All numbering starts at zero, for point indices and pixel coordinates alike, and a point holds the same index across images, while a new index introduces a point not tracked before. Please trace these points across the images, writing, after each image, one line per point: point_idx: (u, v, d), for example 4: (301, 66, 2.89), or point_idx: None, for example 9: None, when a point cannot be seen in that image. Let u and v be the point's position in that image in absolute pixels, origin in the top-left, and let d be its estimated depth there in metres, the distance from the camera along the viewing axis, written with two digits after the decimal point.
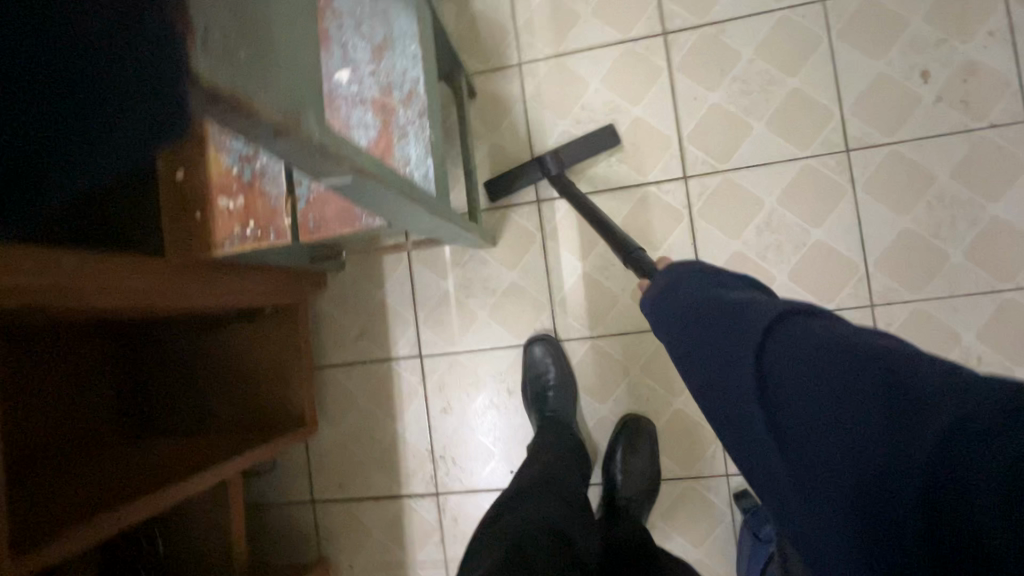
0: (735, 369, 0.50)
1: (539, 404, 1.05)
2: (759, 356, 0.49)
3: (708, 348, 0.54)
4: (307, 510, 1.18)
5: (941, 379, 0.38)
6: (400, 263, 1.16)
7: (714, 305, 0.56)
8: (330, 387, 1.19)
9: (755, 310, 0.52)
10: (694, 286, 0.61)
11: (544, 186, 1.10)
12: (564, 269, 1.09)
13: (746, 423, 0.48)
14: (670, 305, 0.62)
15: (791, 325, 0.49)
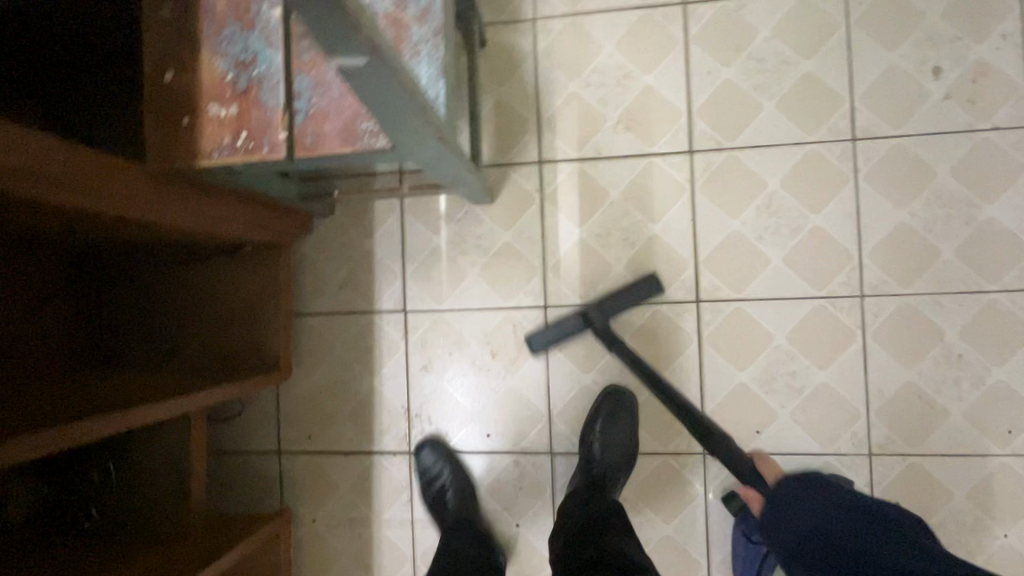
0: (877, 554, 0.75)
1: (434, 496, 1.06)
2: (861, 537, 0.77)
3: (835, 546, 0.78)
4: (272, 459, 1.14)
5: None
6: (391, 212, 1.12)
7: (837, 507, 0.82)
8: (305, 334, 1.14)
9: (858, 511, 0.81)
10: (806, 490, 0.86)
11: (547, 147, 1.07)
12: (560, 233, 1.07)
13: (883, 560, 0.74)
14: (786, 506, 0.85)
15: (880, 529, 0.78)
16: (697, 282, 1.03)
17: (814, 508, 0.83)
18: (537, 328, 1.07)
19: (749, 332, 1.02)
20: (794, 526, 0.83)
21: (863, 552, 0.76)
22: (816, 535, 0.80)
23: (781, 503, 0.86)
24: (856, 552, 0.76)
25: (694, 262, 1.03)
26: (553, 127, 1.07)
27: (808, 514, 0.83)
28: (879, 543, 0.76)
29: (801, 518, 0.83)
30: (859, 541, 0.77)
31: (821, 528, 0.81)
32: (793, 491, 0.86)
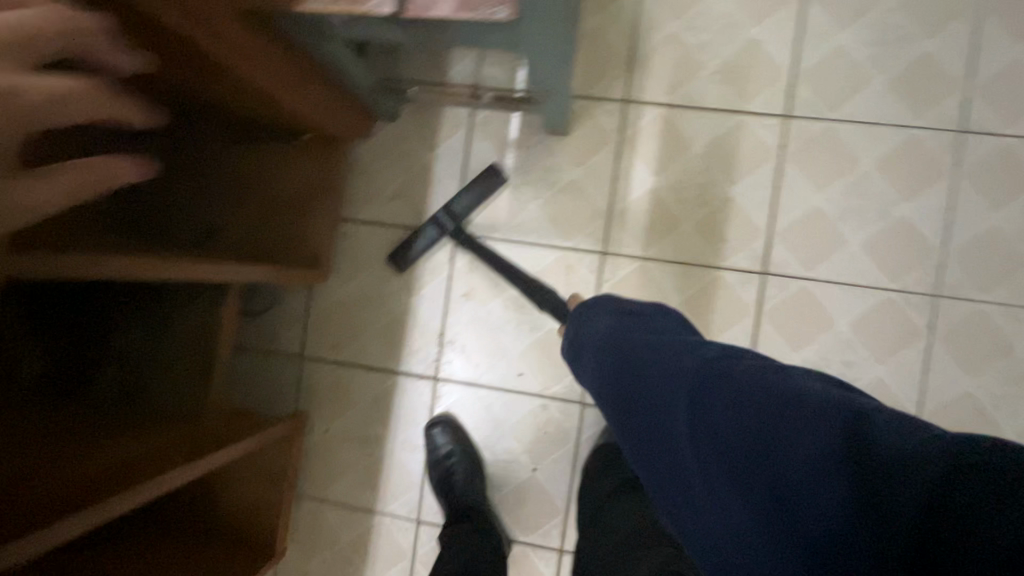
0: (668, 403, 0.56)
1: (444, 479, 1.02)
2: (698, 383, 0.54)
3: (635, 370, 0.60)
4: (293, 362, 1.10)
5: (830, 421, 0.44)
6: (459, 128, 1.06)
7: (642, 332, 0.65)
8: (347, 241, 1.09)
9: (671, 346, 0.60)
10: (618, 316, 0.70)
11: (635, 86, 1.01)
12: (633, 179, 1.01)
13: (685, 413, 0.54)
14: (593, 331, 0.71)
15: (684, 369, 0.56)
16: (767, 254, 0.99)
17: (620, 339, 0.65)
18: (591, 273, 1.02)
19: (810, 313, 0.98)
20: (594, 346, 0.68)
21: (666, 398, 0.56)
22: (606, 372, 0.64)
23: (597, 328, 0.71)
24: (689, 396, 0.54)
25: (768, 233, 0.99)
26: (646, 65, 1.01)
27: (604, 347, 0.66)
28: (711, 388, 0.53)
29: (604, 344, 0.67)
30: (681, 383, 0.55)
31: (612, 344, 0.65)
32: (631, 319, 0.68)
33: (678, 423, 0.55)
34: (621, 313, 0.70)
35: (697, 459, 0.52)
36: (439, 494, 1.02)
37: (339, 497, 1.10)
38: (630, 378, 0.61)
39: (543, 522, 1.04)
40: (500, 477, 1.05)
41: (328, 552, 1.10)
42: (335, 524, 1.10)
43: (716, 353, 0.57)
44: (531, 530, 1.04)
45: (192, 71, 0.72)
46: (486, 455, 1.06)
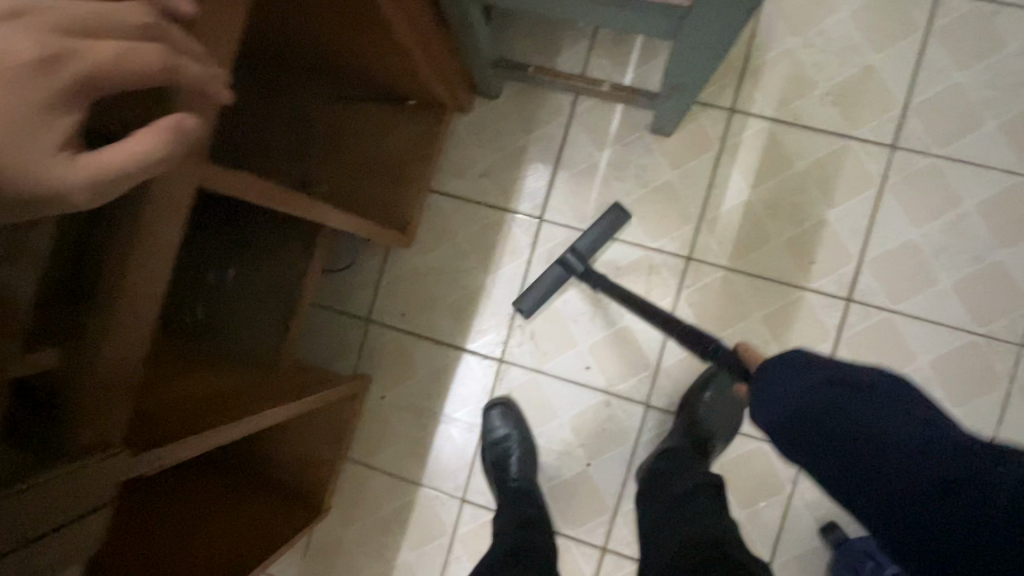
0: (939, 506, 0.52)
1: (497, 461, 1.01)
2: (936, 468, 0.52)
3: (880, 461, 0.55)
4: (359, 325, 1.09)
5: None
6: (559, 115, 1.05)
7: (856, 402, 0.57)
8: (430, 211, 1.08)
9: (890, 420, 0.55)
10: (797, 373, 0.61)
11: (744, 97, 1.01)
12: (729, 188, 1.01)
13: (966, 518, 0.51)
14: (771, 388, 0.63)
15: (923, 456, 0.53)
16: (854, 281, 0.98)
17: (822, 406, 0.58)
18: (673, 277, 1.01)
19: (891, 347, 0.97)
20: (782, 414, 0.60)
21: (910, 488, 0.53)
22: (819, 454, 0.58)
23: (772, 385, 0.63)
24: (925, 481, 0.53)
25: (858, 260, 0.98)
26: (758, 77, 1.00)
27: (799, 414, 0.59)
28: (966, 479, 0.51)
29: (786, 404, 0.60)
30: (921, 468, 0.53)
31: (808, 412, 0.58)
32: (807, 374, 0.60)
33: (920, 510, 0.53)
34: (784, 368, 0.63)
35: (930, 534, 0.52)
36: (493, 475, 1.01)
37: (387, 465, 1.09)
38: (845, 459, 0.56)
39: (590, 517, 1.03)
40: (553, 467, 1.05)
41: (367, 518, 1.09)
42: (378, 491, 1.09)
43: (966, 442, 0.53)
44: (577, 524, 1.04)
45: (342, 32, 0.73)
46: (541, 444, 1.05)
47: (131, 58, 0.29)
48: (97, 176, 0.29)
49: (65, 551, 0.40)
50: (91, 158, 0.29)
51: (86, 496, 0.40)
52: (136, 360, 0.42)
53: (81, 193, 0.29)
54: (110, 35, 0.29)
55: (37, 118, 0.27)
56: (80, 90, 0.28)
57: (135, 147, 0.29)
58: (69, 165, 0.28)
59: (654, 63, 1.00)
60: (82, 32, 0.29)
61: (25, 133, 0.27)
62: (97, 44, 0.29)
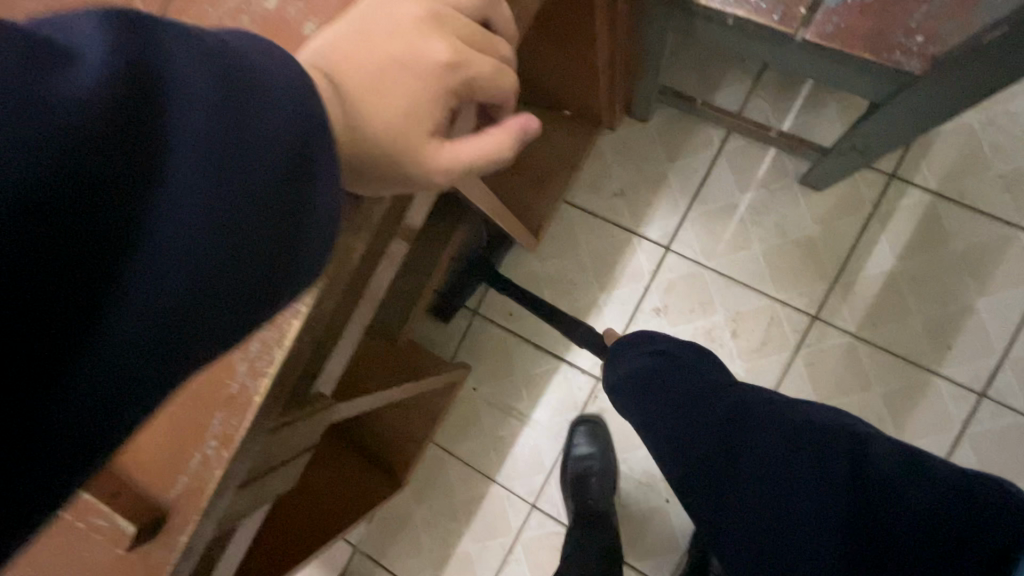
0: (651, 417, 0.66)
1: (578, 480, 1.02)
2: (659, 402, 0.66)
3: (649, 396, 0.67)
4: (467, 314, 1.12)
5: (758, 418, 0.61)
6: (707, 149, 1.04)
7: (679, 374, 0.67)
8: (558, 220, 1.10)
9: (714, 391, 0.64)
10: (645, 348, 0.71)
11: (910, 163, 0.97)
12: (872, 255, 0.97)
13: (659, 420, 0.65)
14: (628, 364, 0.71)
15: (653, 385, 0.67)
16: (994, 377, 0.92)
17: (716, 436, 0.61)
18: (795, 333, 0.99)
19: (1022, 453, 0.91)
20: (626, 380, 0.70)
21: (648, 397, 0.67)
22: (658, 424, 0.65)
23: (633, 351, 0.72)
24: (660, 408, 0.65)
25: (1002, 356, 0.92)
26: (928, 146, 0.96)
27: (663, 411, 0.65)
28: (663, 388, 0.66)
29: (646, 380, 0.68)
30: (706, 417, 0.62)
31: (656, 381, 0.67)
32: (685, 363, 0.68)
33: (664, 430, 0.65)
34: (664, 358, 0.69)
35: (669, 441, 0.64)
36: (572, 491, 1.02)
37: (466, 455, 1.12)
38: (642, 400, 0.67)
39: (658, 553, 1.03)
40: (631, 495, 1.05)
41: (437, 501, 1.12)
42: (453, 478, 1.12)
43: (715, 392, 0.64)
44: (644, 557, 1.03)
45: (544, 41, 0.77)
46: (622, 469, 1.05)
47: (503, 78, 0.31)
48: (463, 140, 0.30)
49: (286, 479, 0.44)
50: (444, 151, 0.30)
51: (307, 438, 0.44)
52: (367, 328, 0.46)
53: (439, 176, 0.30)
54: (482, 51, 0.31)
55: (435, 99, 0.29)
56: (460, 93, 0.30)
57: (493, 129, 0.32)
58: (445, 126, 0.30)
59: (820, 113, 0.98)
60: (468, 40, 0.30)
61: (411, 114, 0.29)
62: (482, 57, 0.30)
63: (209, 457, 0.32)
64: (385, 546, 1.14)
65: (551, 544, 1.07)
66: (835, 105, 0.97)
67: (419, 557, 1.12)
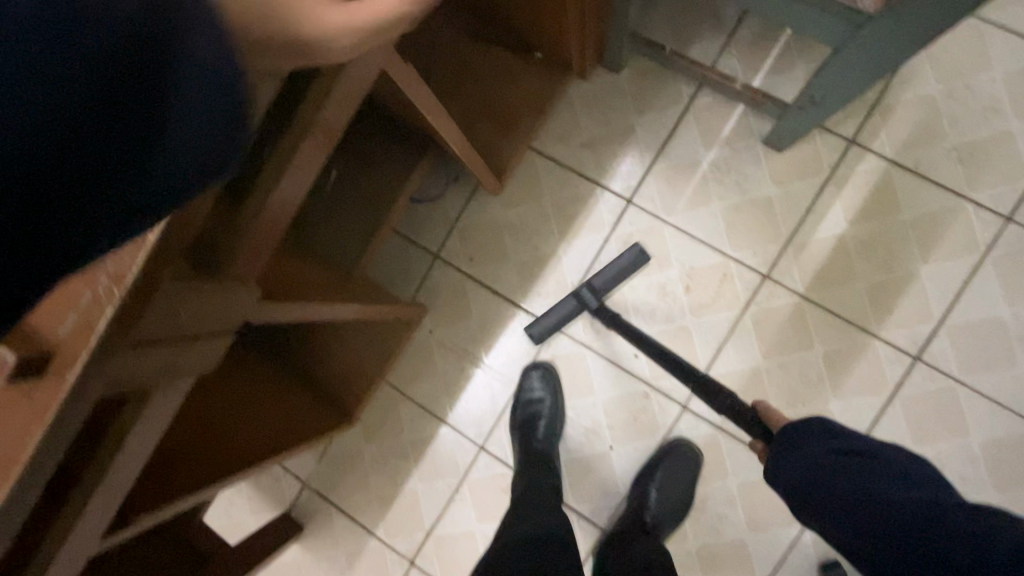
0: (869, 540, 0.56)
1: (528, 422, 1.03)
2: (879, 531, 0.56)
3: (866, 528, 0.57)
4: (426, 257, 1.11)
5: (950, 517, 0.53)
6: (675, 105, 1.04)
7: (862, 472, 0.59)
8: (523, 167, 1.09)
9: (898, 490, 0.57)
10: (813, 443, 0.64)
11: (869, 130, 0.98)
12: (826, 219, 0.99)
13: (886, 551, 0.55)
14: (791, 454, 0.65)
15: (841, 491, 0.59)
16: (929, 342, 0.96)
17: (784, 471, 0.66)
18: (745, 291, 1.01)
19: (948, 414, 0.95)
20: (798, 482, 0.63)
21: (883, 523, 0.56)
22: (888, 560, 0.55)
23: (791, 448, 0.65)
24: (906, 560, 0.54)
25: (938, 322, 0.96)
26: (888, 115, 0.98)
27: (860, 523, 0.57)
28: (853, 496, 0.58)
29: (820, 481, 0.61)
30: (926, 536, 0.53)
31: (828, 481, 0.60)
32: (862, 451, 0.61)
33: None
34: (827, 447, 0.62)
35: None
36: (518, 433, 1.04)
37: (417, 397, 1.12)
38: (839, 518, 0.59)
39: (598, 497, 1.06)
40: (576, 441, 1.07)
41: (387, 440, 1.13)
42: (404, 418, 1.13)
43: (900, 488, 0.57)
44: (585, 501, 1.06)
45: None
46: (570, 416, 1.07)
47: None
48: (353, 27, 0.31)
49: (200, 356, 0.45)
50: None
51: (221, 316, 0.44)
52: (287, 214, 0.46)
53: (372, 16, 0.32)
54: None
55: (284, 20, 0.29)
56: None
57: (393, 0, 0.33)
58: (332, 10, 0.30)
59: (789, 74, 0.98)
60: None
61: None
62: None
63: (100, 295, 0.34)
64: (332, 482, 1.15)
65: (496, 485, 1.10)
66: (804, 67, 0.98)
67: (366, 494, 1.14)
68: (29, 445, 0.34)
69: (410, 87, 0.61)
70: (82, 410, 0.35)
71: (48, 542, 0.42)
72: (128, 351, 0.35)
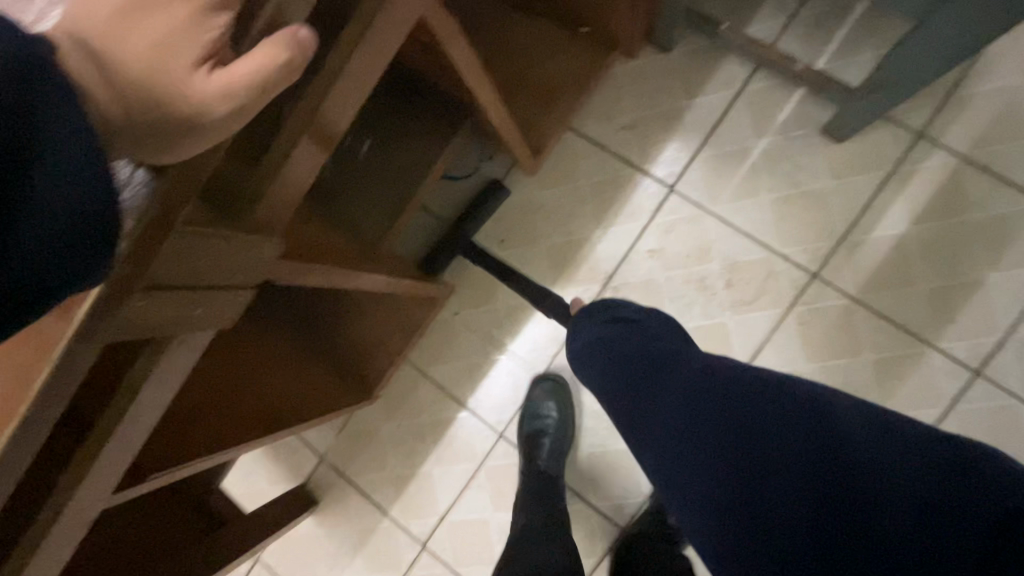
0: (665, 421, 0.52)
1: (533, 437, 1.00)
2: (666, 395, 0.53)
3: (648, 386, 0.55)
4: (455, 236, 1.09)
5: (746, 382, 0.50)
6: (728, 87, 0.98)
7: (666, 353, 0.57)
8: (561, 147, 1.05)
9: (694, 366, 0.54)
10: (622, 327, 0.62)
11: (941, 122, 0.91)
12: (886, 216, 0.92)
13: (664, 407, 0.53)
14: (606, 342, 0.62)
15: (642, 373, 0.56)
16: (991, 355, 0.88)
17: (662, 385, 0.54)
18: (790, 289, 0.95)
19: (1008, 437, 0.87)
20: (607, 368, 0.59)
21: (680, 397, 0.52)
22: (663, 407, 0.53)
23: (604, 338, 0.63)
24: (677, 414, 0.51)
25: (1004, 335, 0.88)
26: (964, 106, 0.90)
27: (663, 412, 0.53)
28: (664, 386, 0.54)
29: (625, 362, 0.58)
30: (711, 400, 0.50)
31: (637, 366, 0.57)
32: (663, 340, 0.59)
33: (682, 438, 0.50)
34: (632, 332, 0.61)
35: (685, 452, 0.50)
36: (524, 449, 1.00)
37: (439, 378, 1.10)
38: (642, 392, 0.55)
39: (616, 495, 1.02)
40: (600, 435, 1.03)
41: (405, 420, 1.12)
42: (423, 399, 1.11)
43: (696, 366, 0.54)
44: (605, 498, 1.02)
45: None
46: (593, 408, 1.03)
47: None
48: (228, 95, 0.30)
49: (218, 311, 0.43)
50: None
51: (241, 270, 0.42)
52: (317, 167, 0.44)
53: None
54: None
55: (144, 121, 0.29)
56: None
57: (273, 58, 0.30)
58: (202, 82, 0.29)
59: (855, 57, 0.91)
60: None
61: None
62: None
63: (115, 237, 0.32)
64: (349, 458, 1.14)
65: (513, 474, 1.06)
66: (872, 51, 0.90)
67: (382, 474, 1.12)
68: (33, 389, 0.32)
69: (452, 47, 0.58)
70: (89, 355, 0.33)
71: (54, 494, 0.41)
72: (141, 292, 0.33)
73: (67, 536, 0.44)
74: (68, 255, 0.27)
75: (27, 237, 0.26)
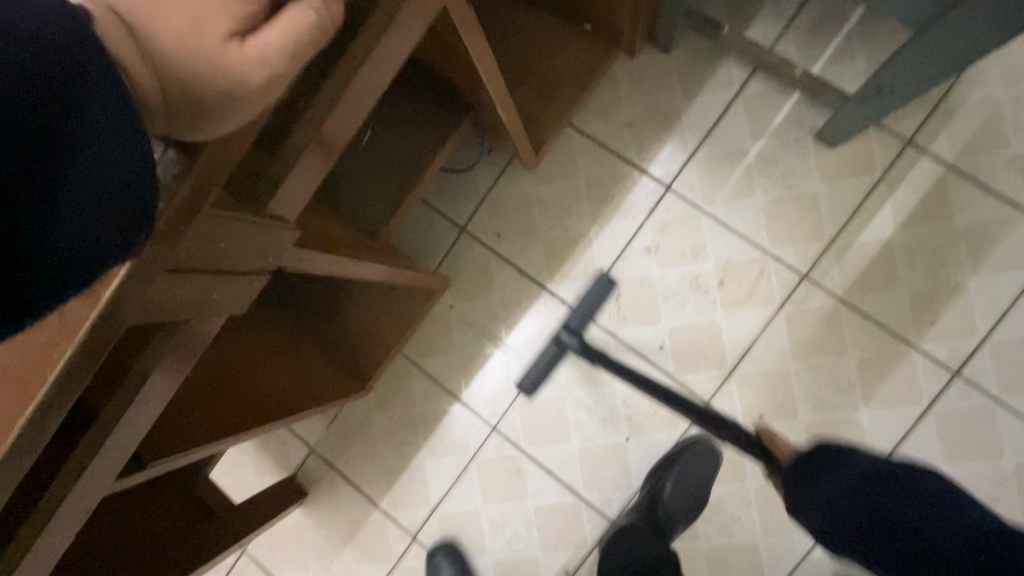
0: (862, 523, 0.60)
1: None
2: (861, 499, 0.60)
3: (841, 492, 0.62)
4: (452, 229, 1.08)
5: (924, 489, 0.59)
6: (727, 89, 1.00)
7: (839, 456, 0.66)
8: (561, 144, 1.05)
9: (865, 464, 0.64)
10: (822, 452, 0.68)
11: (928, 130, 0.94)
12: (874, 221, 0.95)
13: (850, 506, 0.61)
14: (807, 464, 0.68)
15: (838, 470, 0.64)
16: (970, 357, 0.92)
17: (833, 476, 0.64)
18: (782, 289, 0.97)
19: (983, 435, 0.91)
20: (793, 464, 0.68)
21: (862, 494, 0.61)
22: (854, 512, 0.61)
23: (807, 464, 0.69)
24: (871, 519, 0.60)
25: (982, 337, 0.92)
26: (950, 116, 0.93)
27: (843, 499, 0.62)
28: (851, 482, 0.62)
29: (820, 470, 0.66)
30: (903, 508, 0.58)
31: (817, 464, 0.67)
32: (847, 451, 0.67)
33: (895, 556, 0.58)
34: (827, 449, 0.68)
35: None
36: None
37: (433, 371, 1.10)
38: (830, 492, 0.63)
39: (607, 488, 1.03)
40: (593, 429, 1.05)
41: (398, 412, 1.11)
42: (416, 391, 1.11)
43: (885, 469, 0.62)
44: (596, 491, 1.04)
45: None
46: (586, 403, 1.04)
47: None
48: (265, 62, 0.30)
49: (231, 297, 0.42)
50: None
51: (256, 256, 0.42)
52: (332, 153, 0.44)
53: None
54: None
55: (182, 93, 0.29)
56: None
57: (302, 19, 0.30)
58: (237, 51, 0.29)
59: (850, 65, 0.93)
60: None
61: None
62: None
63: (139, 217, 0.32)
64: (340, 449, 1.13)
65: (506, 468, 1.07)
66: (865, 60, 0.93)
67: (373, 466, 1.12)
68: (51, 369, 0.32)
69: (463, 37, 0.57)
70: (105, 336, 0.33)
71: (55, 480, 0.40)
72: (164, 273, 0.33)
73: (69, 524, 0.43)
74: (109, 229, 0.27)
75: (64, 213, 0.26)
